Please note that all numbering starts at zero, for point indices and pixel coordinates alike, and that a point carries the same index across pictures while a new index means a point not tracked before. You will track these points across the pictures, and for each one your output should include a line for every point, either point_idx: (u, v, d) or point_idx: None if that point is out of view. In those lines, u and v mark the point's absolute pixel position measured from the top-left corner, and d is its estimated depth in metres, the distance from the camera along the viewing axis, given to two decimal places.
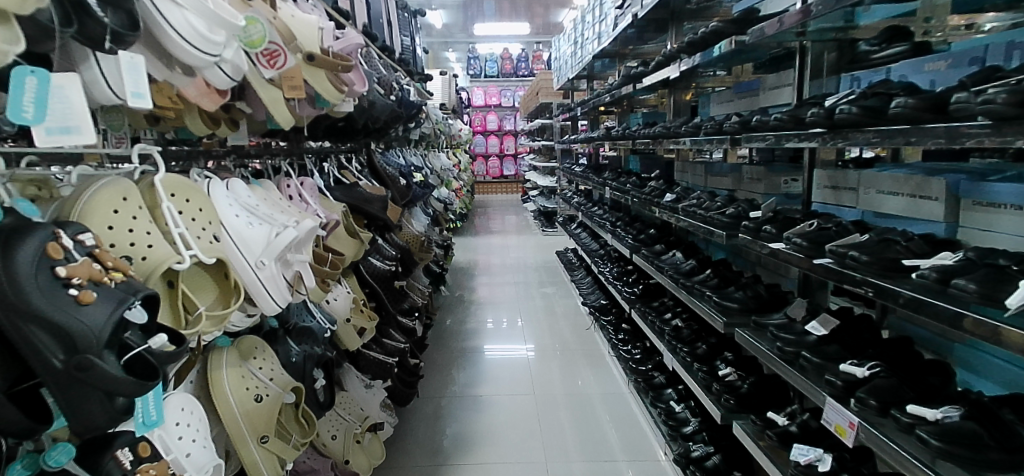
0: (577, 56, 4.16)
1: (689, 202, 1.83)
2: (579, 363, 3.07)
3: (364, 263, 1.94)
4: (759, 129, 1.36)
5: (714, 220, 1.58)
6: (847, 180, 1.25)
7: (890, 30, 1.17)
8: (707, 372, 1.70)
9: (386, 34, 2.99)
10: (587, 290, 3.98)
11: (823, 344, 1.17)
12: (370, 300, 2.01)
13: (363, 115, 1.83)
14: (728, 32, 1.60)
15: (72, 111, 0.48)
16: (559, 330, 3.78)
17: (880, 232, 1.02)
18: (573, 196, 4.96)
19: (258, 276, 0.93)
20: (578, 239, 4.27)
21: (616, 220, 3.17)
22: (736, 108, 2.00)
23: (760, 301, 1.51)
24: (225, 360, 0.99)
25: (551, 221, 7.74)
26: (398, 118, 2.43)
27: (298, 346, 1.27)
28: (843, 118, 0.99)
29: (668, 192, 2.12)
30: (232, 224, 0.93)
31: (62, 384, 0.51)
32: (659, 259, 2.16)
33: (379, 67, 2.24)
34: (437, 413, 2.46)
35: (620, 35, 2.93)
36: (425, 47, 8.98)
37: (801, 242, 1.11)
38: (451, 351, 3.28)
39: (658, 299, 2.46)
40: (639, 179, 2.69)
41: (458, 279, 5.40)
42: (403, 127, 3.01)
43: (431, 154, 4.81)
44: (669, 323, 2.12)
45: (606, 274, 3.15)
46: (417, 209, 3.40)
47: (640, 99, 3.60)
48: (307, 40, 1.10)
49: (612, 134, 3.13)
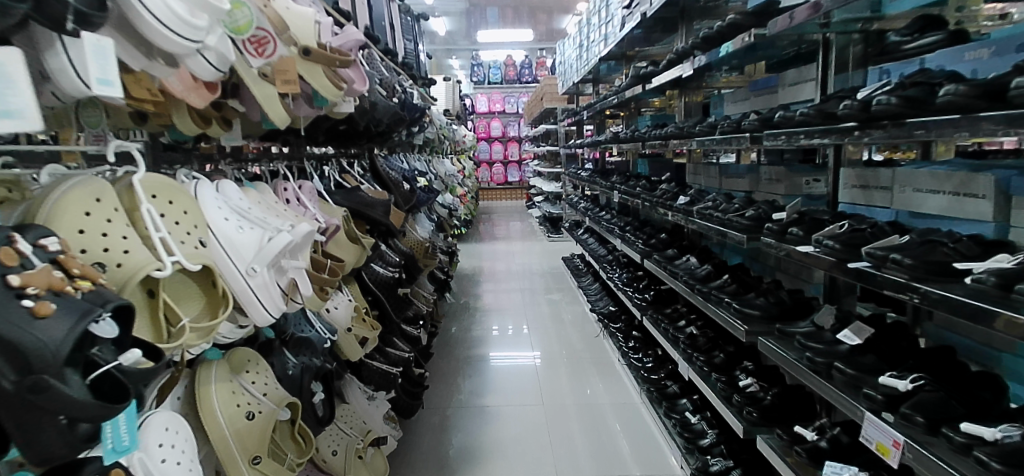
0: (583, 58, 4.10)
1: (704, 205, 1.76)
2: (588, 372, 2.99)
3: (367, 270, 1.86)
4: (781, 126, 1.29)
5: (732, 223, 1.50)
6: (878, 179, 1.18)
7: (922, 19, 1.10)
8: (726, 382, 1.61)
9: (388, 37, 2.94)
10: (595, 297, 3.90)
11: (858, 355, 1.08)
12: (373, 308, 1.94)
13: (364, 117, 1.77)
14: (746, 25, 1.52)
15: (14, 93, 0.41)
16: (567, 337, 3.69)
17: (921, 233, 0.94)
18: (580, 201, 4.89)
19: (249, 285, 0.87)
20: (586, 245, 4.19)
21: (625, 225, 3.09)
22: (752, 106, 1.93)
23: (783, 308, 1.43)
24: (213, 375, 0.92)
25: (558, 227, 7.67)
26: (401, 122, 2.37)
27: (295, 357, 1.20)
28: (882, 110, 0.92)
29: (680, 195, 2.05)
30: (221, 228, 0.87)
31: (12, 410, 0.44)
32: (671, 264, 2.08)
33: (382, 69, 2.18)
34: (442, 424, 2.38)
35: (627, 36, 2.87)
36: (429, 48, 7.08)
37: (834, 245, 1.03)
38: (456, 359, 3.21)
39: (671, 305, 2.38)
40: (649, 182, 2.61)
41: (464, 286, 5.33)
42: (406, 132, 2.95)
43: (435, 159, 4.76)
44: (684, 330, 2.04)
45: (615, 281, 3.07)
46: (421, 214, 3.34)
47: (647, 101, 3.53)
48: (303, 34, 1.04)
49: (620, 136, 3.06)
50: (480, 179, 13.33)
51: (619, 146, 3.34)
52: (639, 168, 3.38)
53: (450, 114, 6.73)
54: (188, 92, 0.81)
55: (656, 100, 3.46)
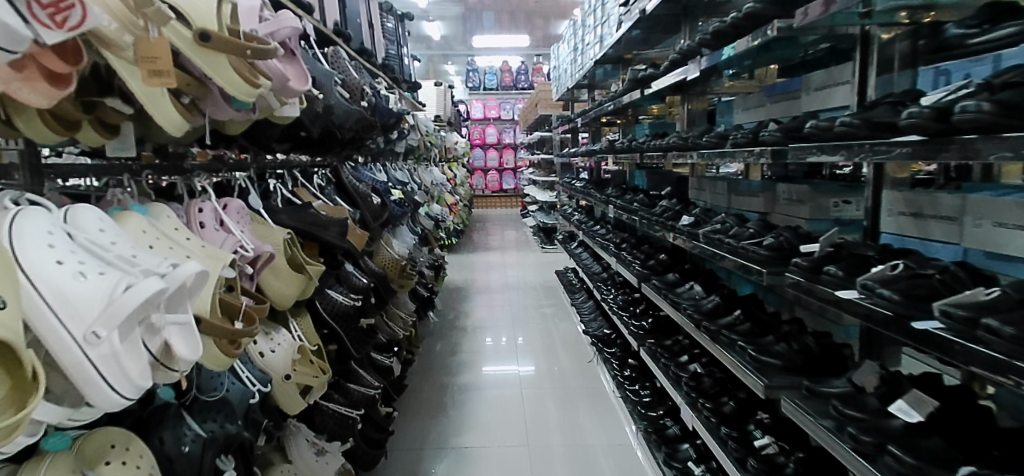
0: (578, 63, 3.88)
1: (712, 228, 1.52)
2: (579, 404, 2.73)
3: (322, 298, 1.61)
4: (811, 139, 1.04)
5: (749, 253, 1.26)
6: (935, 207, 0.98)
7: (991, 7, 0.86)
8: (738, 440, 1.37)
9: (365, 36, 2.71)
10: (589, 317, 3.65)
11: (918, 436, 0.83)
12: (330, 342, 1.69)
13: (317, 122, 1.52)
14: (765, 16, 1.28)
15: None
16: (557, 361, 3.43)
17: (1018, 286, 0.70)
18: (574, 213, 4.65)
19: (86, 357, 0.59)
20: (579, 260, 3.95)
21: (621, 241, 2.85)
22: (767, 116, 1.69)
23: (809, 357, 1.18)
24: (49, 467, 0.65)
25: (552, 238, 7.43)
26: (372, 128, 2.13)
27: (198, 428, 0.94)
28: (966, 119, 0.67)
29: (684, 213, 1.81)
30: (46, 275, 0.59)
31: None
32: (672, 292, 1.84)
33: (348, 68, 1.94)
34: (414, 469, 2.12)
35: (624, 36, 2.64)
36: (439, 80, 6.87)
37: (893, 297, 0.78)
38: (435, 387, 2.94)
39: (672, 336, 2.14)
40: (647, 196, 2.38)
41: (452, 300, 5.08)
42: (382, 138, 2.70)
43: (421, 167, 4.51)
44: (687, 368, 1.80)
45: (610, 303, 2.82)
46: (400, 228, 3.09)
47: (645, 108, 3.29)
48: (199, 12, 0.78)
49: (614, 146, 2.83)
50: (475, 186, 13.11)
51: (616, 157, 3.10)
52: (637, 179, 3.15)
53: (440, 120, 6.50)
54: (10, 82, 0.58)
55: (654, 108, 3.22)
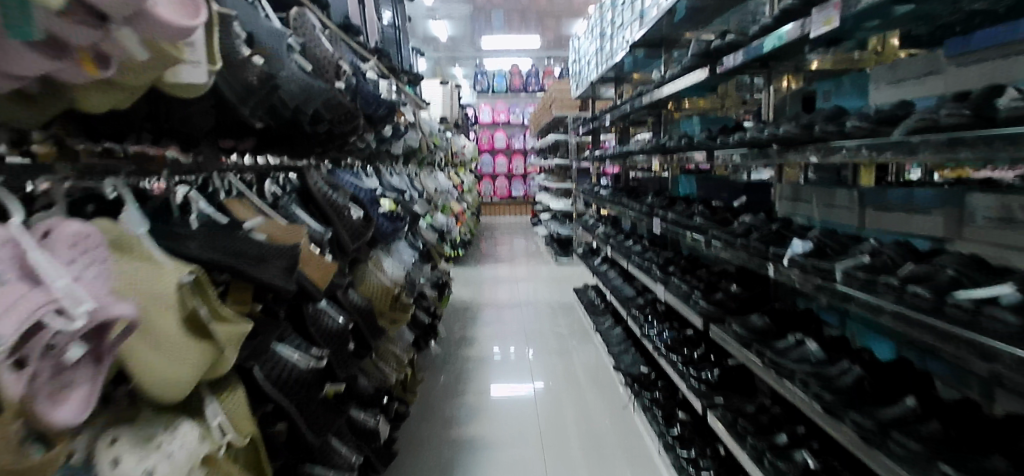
0: (605, 50, 3.36)
1: (856, 262, 0.98)
2: (616, 470, 2.18)
3: (263, 359, 1.08)
4: None
5: (970, 317, 0.72)
6: None
7: None
8: None
9: (351, 9, 2.20)
10: (619, 347, 3.10)
11: None
12: (280, 421, 1.17)
13: (256, 98, 1.01)
14: None
15: None
16: (585, 402, 2.87)
17: None
18: (596, 223, 4.12)
19: None
20: (605, 280, 3.40)
21: (665, 262, 2.31)
22: (937, 89, 1.32)
23: None
24: None
25: (567, 248, 6.90)
26: (352, 118, 1.60)
27: None
28: None
29: (786, 236, 1.27)
30: None
31: None
32: (768, 347, 1.29)
33: (318, 35, 1.43)
34: None
35: (673, 7, 2.11)
36: (445, 79, 6.39)
37: None
38: (435, 445, 2.40)
39: (750, 397, 1.60)
40: (709, 208, 1.84)
41: (457, 319, 4.55)
42: (371, 135, 2.18)
43: (424, 171, 3.99)
44: (792, 457, 1.25)
45: (652, 339, 2.28)
46: (396, 244, 2.57)
47: (688, 101, 2.76)
48: None
49: (656, 146, 2.29)
50: (483, 193, 12.66)
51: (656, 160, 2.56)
52: (682, 188, 2.62)
53: (446, 121, 6.02)
54: None
55: (700, 101, 2.69)
